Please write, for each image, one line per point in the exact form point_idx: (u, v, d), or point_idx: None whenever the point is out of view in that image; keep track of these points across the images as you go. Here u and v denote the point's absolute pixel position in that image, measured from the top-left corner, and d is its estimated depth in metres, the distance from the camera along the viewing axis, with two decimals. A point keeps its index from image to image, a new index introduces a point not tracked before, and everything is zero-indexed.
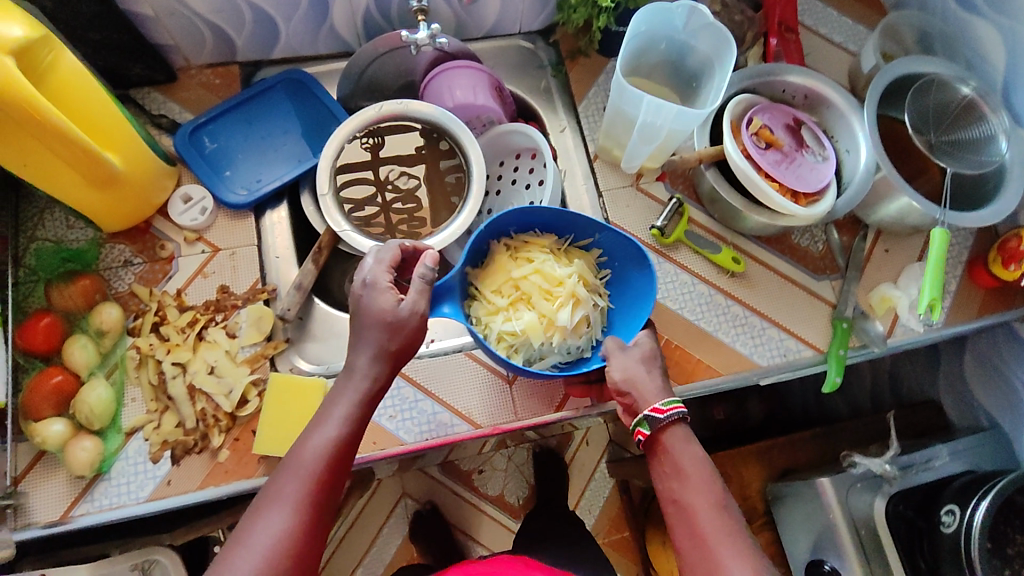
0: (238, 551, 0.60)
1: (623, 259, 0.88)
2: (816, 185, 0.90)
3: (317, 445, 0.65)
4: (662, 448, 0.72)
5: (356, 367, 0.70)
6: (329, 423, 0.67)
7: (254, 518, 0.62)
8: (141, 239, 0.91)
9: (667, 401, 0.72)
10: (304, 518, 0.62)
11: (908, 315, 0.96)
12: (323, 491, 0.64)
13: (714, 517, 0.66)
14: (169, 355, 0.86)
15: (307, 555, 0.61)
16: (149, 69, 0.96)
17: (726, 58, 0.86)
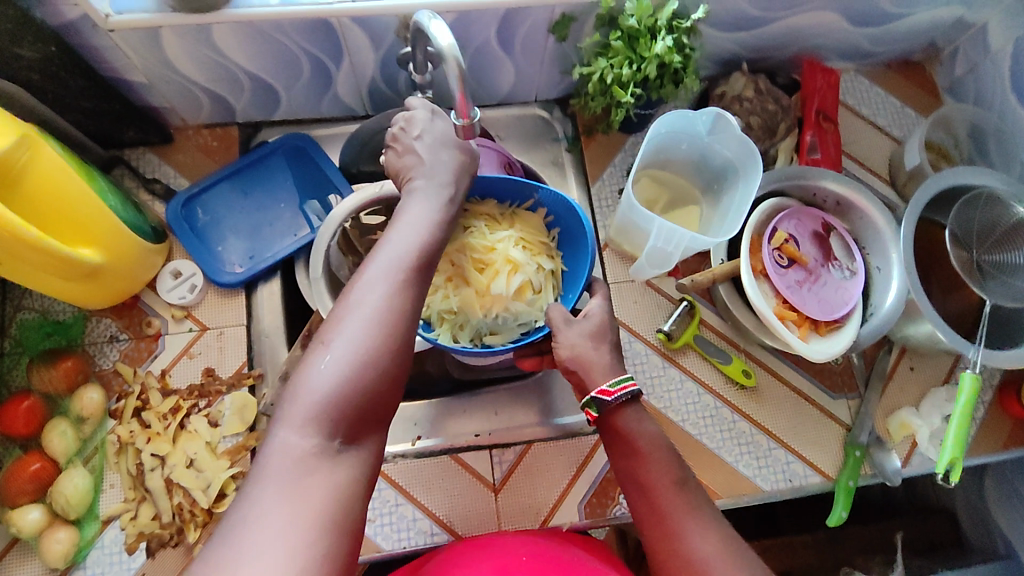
0: (345, 322, 0.55)
1: (573, 227, 0.83)
2: (840, 309, 0.83)
3: (412, 227, 0.61)
4: (618, 426, 0.69)
5: (434, 171, 0.66)
6: (375, 283, 0.57)
7: (355, 291, 0.57)
8: (128, 314, 0.89)
9: (616, 382, 0.70)
10: (409, 290, 0.58)
11: (926, 445, 0.90)
12: (422, 273, 0.60)
13: (678, 492, 0.65)
14: (149, 445, 0.84)
15: (410, 331, 0.57)
16: (142, 132, 0.92)
17: (750, 174, 0.80)
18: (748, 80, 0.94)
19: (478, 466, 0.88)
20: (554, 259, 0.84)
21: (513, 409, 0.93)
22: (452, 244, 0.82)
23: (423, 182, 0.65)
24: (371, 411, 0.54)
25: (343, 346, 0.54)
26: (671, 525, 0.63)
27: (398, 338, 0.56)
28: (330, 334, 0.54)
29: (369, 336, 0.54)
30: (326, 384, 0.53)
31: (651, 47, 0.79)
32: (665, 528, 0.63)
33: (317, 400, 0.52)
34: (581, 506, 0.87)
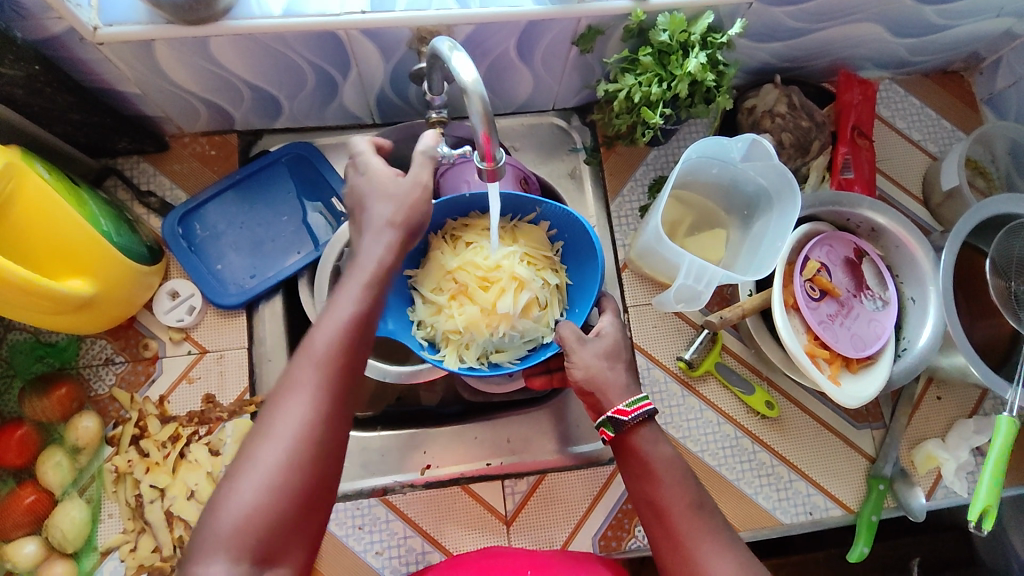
0: (261, 444, 0.51)
1: (580, 242, 0.77)
2: (872, 345, 0.79)
3: (336, 322, 0.55)
4: (631, 447, 0.62)
5: (365, 252, 0.60)
6: (296, 393, 0.52)
7: (273, 408, 0.52)
8: (124, 335, 0.85)
9: (632, 401, 0.62)
10: (328, 403, 0.53)
11: (952, 477, 0.87)
12: (348, 379, 0.54)
13: (693, 518, 0.58)
14: (148, 475, 0.80)
15: (334, 444, 0.52)
16: (136, 142, 0.87)
17: (786, 203, 0.76)
18: (780, 93, 0.89)
19: (489, 496, 0.85)
20: (558, 272, 0.80)
21: (527, 435, 0.89)
22: (454, 261, 0.77)
23: (360, 264, 0.59)
24: (294, 542, 0.50)
25: (255, 472, 0.50)
26: (688, 553, 0.57)
27: (323, 458, 0.51)
28: (245, 465, 0.50)
29: (284, 460, 0.50)
30: (237, 514, 0.48)
31: (684, 65, 0.74)
32: (682, 556, 0.57)
33: (228, 541, 0.48)
34: (596, 539, 0.84)
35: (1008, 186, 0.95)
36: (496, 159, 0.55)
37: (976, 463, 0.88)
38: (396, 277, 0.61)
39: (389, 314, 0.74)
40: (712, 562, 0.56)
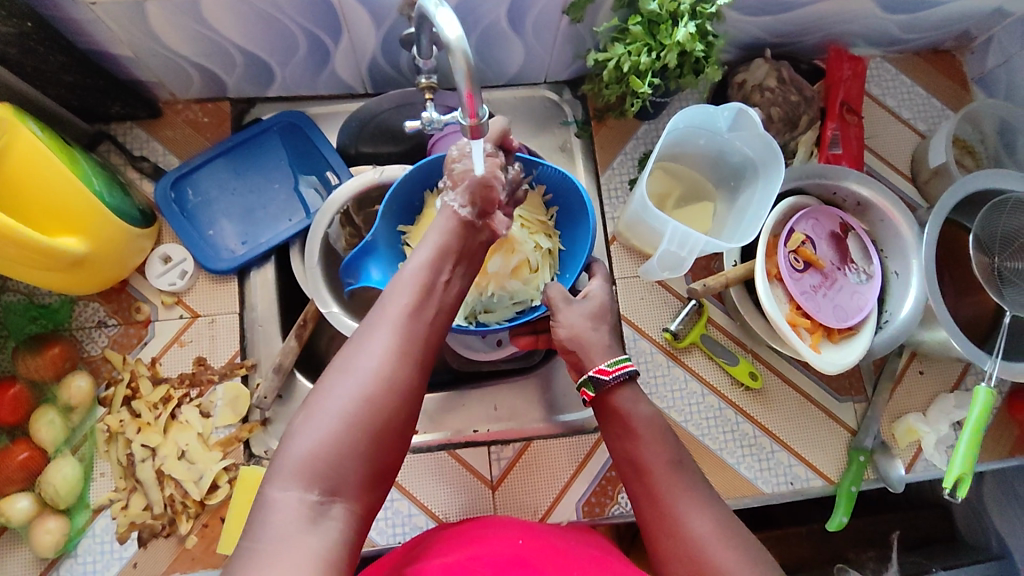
0: (339, 377, 0.52)
1: (574, 207, 0.79)
2: (854, 316, 0.81)
3: (414, 274, 0.59)
4: (613, 408, 0.64)
5: (439, 217, 0.65)
6: (377, 334, 0.55)
7: (353, 346, 0.54)
8: (117, 298, 0.86)
9: (613, 362, 0.65)
10: (406, 344, 0.55)
11: (932, 450, 0.88)
12: (427, 325, 0.57)
13: (672, 474, 0.59)
14: (139, 435, 0.82)
15: (412, 386, 0.54)
16: (129, 107, 0.88)
17: (771, 174, 0.77)
18: (770, 68, 0.89)
19: (475, 463, 0.86)
20: (552, 238, 0.82)
21: (514, 404, 0.91)
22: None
23: (436, 231, 0.64)
24: (365, 471, 0.50)
25: (338, 398, 0.51)
26: (664, 504, 0.58)
27: (401, 396, 0.53)
28: (321, 397, 0.51)
29: (361, 392, 0.51)
30: (314, 437, 0.49)
31: (672, 34, 0.75)
32: (659, 509, 0.58)
33: (305, 459, 0.49)
34: (579, 505, 0.85)
35: (995, 164, 0.95)
36: (479, 116, 0.57)
37: (956, 437, 0.89)
38: (469, 238, 0.65)
39: (377, 265, 0.78)
40: (689, 514, 0.57)
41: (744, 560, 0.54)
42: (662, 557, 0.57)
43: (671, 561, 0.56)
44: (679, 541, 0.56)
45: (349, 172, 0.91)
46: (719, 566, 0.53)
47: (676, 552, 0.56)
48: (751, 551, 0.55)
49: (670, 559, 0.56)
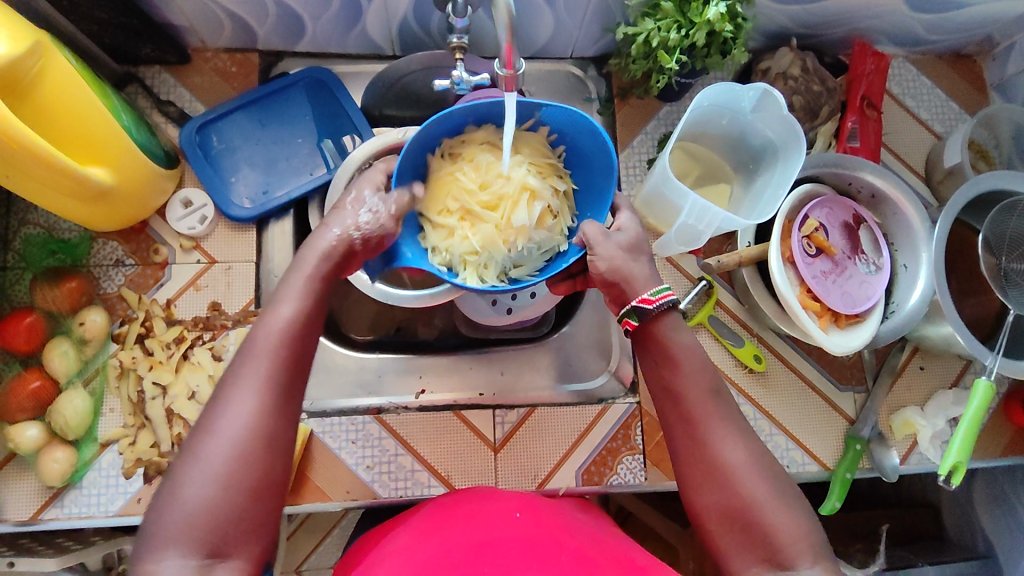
0: (207, 442, 0.52)
1: (586, 153, 0.73)
2: (861, 303, 0.82)
3: (282, 320, 0.57)
4: (653, 335, 0.63)
5: (309, 254, 0.62)
6: (241, 395, 0.53)
7: (217, 407, 0.53)
8: (136, 239, 0.87)
9: (656, 291, 0.63)
10: (274, 399, 0.54)
11: (927, 444, 0.90)
12: (294, 374, 0.56)
13: (710, 405, 0.60)
14: (151, 372, 0.83)
15: (281, 438, 0.54)
16: (159, 50, 0.88)
17: (790, 157, 0.77)
18: (795, 57, 0.90)
19: (479, 424, 0.88)
20: (564, 178, 0.76)
21: (520, 369, 0.93)
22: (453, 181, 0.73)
23: (293, 268, 0.61)
24: (247, 527, 0.51)
25: (205, 465, 0.51)
26: (700, 433, 0.59)
27: (270, 447, 0.53)
28: (191, 468, 0.51)
29: (232, 456, 0.51)
30: (189, 507, 0.50)
31: (703, 13, 0.77)
32: (695, 436, 0.60)
33: (182, 526, 0.49)
34: (579, 472, 0.87)
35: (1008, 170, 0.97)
36: (516, 67, 0.59)
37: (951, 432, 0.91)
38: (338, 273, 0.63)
39: (404, 243, 0.72)
40: (725, 443, 0.59)
41: (772, 493, 0.57)
42: (694, 480, 0.59)
43: (704, 483, 0.58)
44: (713, 469, 0.58)
45: (371, 131, 0.92)
46: (750, 494, 0.57)
47: (709, 476, 0.58)
48: (781, 485, 0.58)
49: (702, 482, 0.59)
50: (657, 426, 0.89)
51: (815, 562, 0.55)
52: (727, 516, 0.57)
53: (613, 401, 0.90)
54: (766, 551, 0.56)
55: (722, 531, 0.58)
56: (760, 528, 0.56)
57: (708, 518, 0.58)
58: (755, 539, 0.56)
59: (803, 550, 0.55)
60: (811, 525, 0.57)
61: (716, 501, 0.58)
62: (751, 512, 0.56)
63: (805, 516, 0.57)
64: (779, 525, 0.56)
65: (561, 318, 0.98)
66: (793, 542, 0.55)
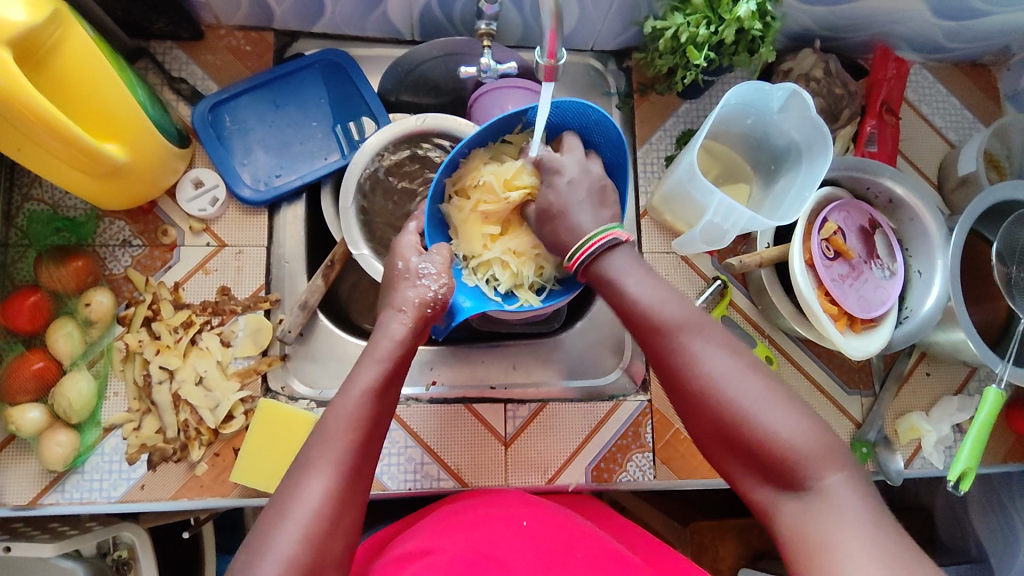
0: (279, 523, 0.56)
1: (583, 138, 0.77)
2: (876, 308, 0.83)
3: (353, 402, 0.62)
4: (601, 277, 0.66)
5: (384, 334, 0.68)
6: (313, 474, 0.58)
7: (292, 485, 0.58)
8: (143, 219, 0.85)
9: (572, 253, 0.67)
10: (342, 479, 0.58)
11: (931, 449, 0.91)
12: (362, 455, 0.61)
13: (684, 327, 0.61)
14: (158, 357, 0.81)
15: (345, 515, 0.58)
16: (172, 25, 0.85)
17: (815, 159, 0.77)
18: (818, 59, 0.90)
19: (490, 417, 0.87)
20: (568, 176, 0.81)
21: (532, 364, 0.92)
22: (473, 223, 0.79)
23: (369, 352, 0.66)
24: None
25: (278, 543, 0.55)
26: (677, 362, 0.61)
27: (334, 525, 0.57)
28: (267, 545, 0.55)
29: (301, 536, 0.55)
30: None
31: (734, 10, 0.76)
32: (673, 364, 0.61)
33: None
34: (588, 469, 0.87)
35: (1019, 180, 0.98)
36: (557, 57, 0.58)
37: (955, 439, 0.92)
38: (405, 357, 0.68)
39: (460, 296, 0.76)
40: (707, 363, 0.60)
41: (760, 396, 0.58)
42: (690, 409, 0.61)
43: (700, 408, 0.60)
44: (703, 394, 0.59)
45: (388, 117, 0.90)
46: (737, 408, 0.58)
47: (701, 401, 0.59)
48: (778, 395, 0.58)
49: (698, 409, 0.60)
50: (668, 425, 0.89)
51: (830, 469, 0.55)
52: (730, 437, 0.58)
53: (624, 399, 0.90)
54: (777, 463, 0.56)
55: (729, 451, 0.59)
56: (765, 441, 0.56)
57: (715, 443, 0.60)
58: (763, 454, 0.57)
59: (805, 454, 0.56)
60: (820, 430, 0.57)
61: (714, 425, 0.59)
62: (749, 429, 0.57)
63: (811, 421, 0.57)
64: (784, 435, 0.56)
65: (573, 314, 0.97)
66: (801, 452, 0.56)
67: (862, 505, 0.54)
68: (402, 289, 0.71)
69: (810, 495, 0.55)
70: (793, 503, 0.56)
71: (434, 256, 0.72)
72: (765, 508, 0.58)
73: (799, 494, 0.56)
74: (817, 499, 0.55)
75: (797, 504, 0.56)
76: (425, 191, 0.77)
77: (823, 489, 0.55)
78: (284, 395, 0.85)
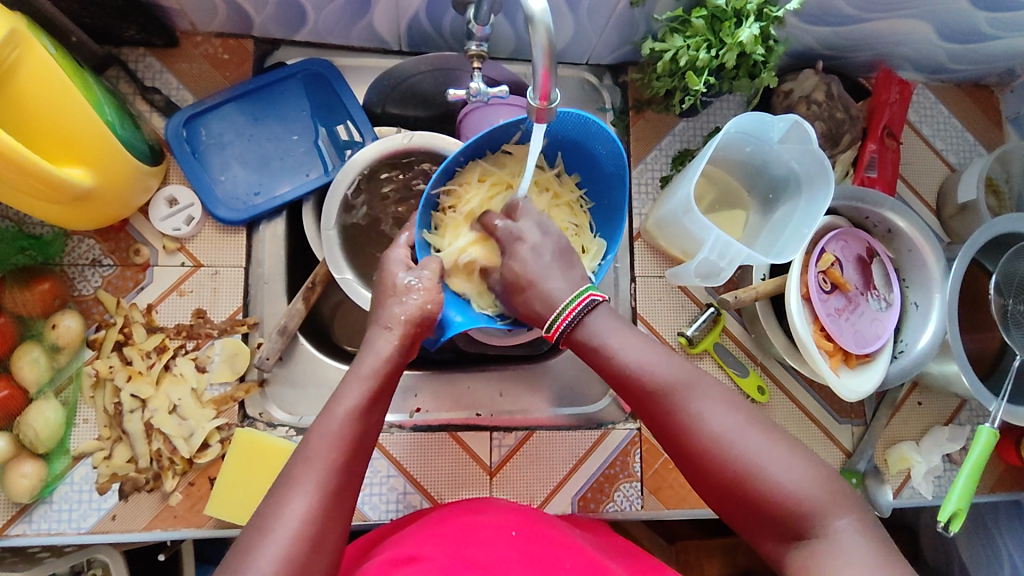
0: (260, 541, 0.52)
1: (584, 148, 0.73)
2: (872, 341, 0.81)
3: (337, 419, 0.58)
4: (584, 343, 0.63)
5: (370, 353, 0.65)
6: (297, 492, 0.54)
7: (271, 507, 0.54)
8: (115, 237, 0.81)
9: (556, 314, 0.64)
10: (326, 496, 0.55)
11: (920, 479, 0.90)
12: (346, 473, 0.57)
13: (680, 386, 0.59)
14: (129, 384, 0.78)
15: (323, 541, 0.54)
16: (144, 32, 0.81)
17: (816, 193, 0.75)
18: (819, 81, 0.88)
19: (474, 446, 0.85)
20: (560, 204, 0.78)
21: (520, 391, 0.90)
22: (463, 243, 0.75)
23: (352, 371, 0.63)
24: None
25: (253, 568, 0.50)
26: (677, 420, 0.58)
27: (315, 547, 0.53)
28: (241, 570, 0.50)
29: (279, 557, 0.51)
30: None
31: (735, 34, 0.73)
32: (674, 423, 0.58)
33: None
34: (574, 499, 0.85)
35: None
36: (550, 98, 0.55)
37: (944, 469, 0.91)
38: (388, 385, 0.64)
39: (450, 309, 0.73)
40: (708, 420, 0.57)
41: (770, 441, 0.55)
42: (690, 467, 0.58)
43: (701, 465, 0.57)
44: (707, 452, 0.56)
45: (373, 132, 0.87)
46: (748, 453, 0.55)
47: (704, 459, 0.56)
48: (784, 443, 0.55)
49: (700, 468, 0.57)
50: (656, 454, 0.87)
51: (837, 516, 0.53)
52: (735, 492, 0.55)
53: (613, 427, 0.88)
54: (785, 515, 0.53)
55: (734, 501, 0.56)
56: (774, 490, 0.53)
57: (718, 498, 0.57)
58: (771, 504, 0.54)
59: (817, 504, 0.53)
60: (829, 480, 0.54)
61: (718, 480, 0.56)
62: (755, 482, 0.54)
63: (817, 469, 0.54)
64: (791, 488, 0.53)
65: None
66: (810, 501, 0.53)
67: (872, 551, 0.51)
68: (389, 306, 0.68)
69: (815, 544, 0.53)
70: (799, 551, 0.53)
71: (422, 273, 0.70)
72: (773, 557, 0.55)
73: (805, 542, 0.53)
74: (824, 548, 0.52)
75: (805, 551, 0.53)
76: (412, 212, 0.73)
77: (828, 540, 0.52)
78: (261, 422, 0.82)
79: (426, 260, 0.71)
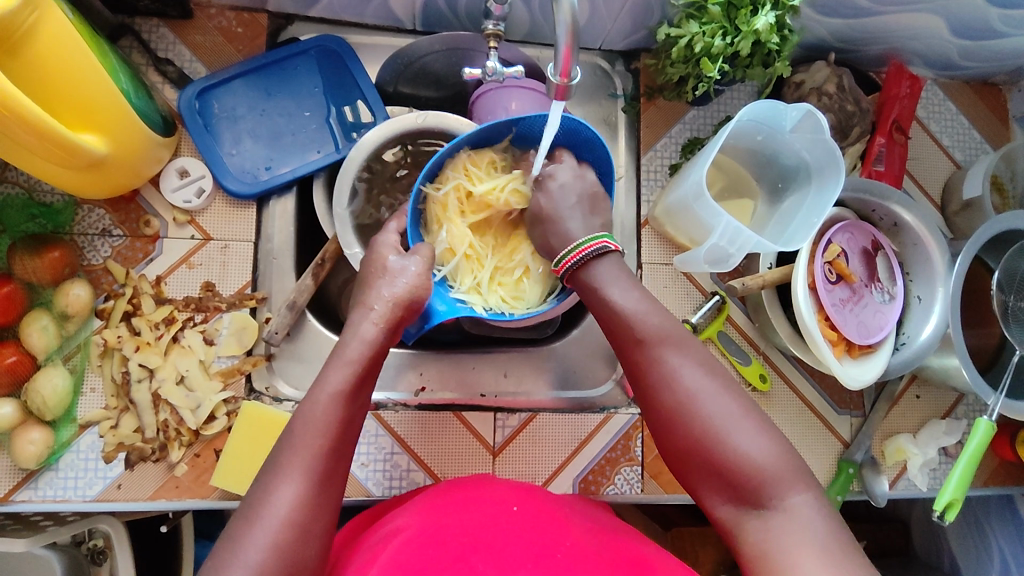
0: (247, 532, 0.52)
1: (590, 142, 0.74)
2: (875, 333, 0.82)
3: (322, 404, 0.58)
4: (588, 287, 0.65)
5: (354, 336, 0.65)
6: (286, 479, 0.54)
7: (262, 492, 0.54)
8: (125, 208, 0.81)
9: (561, 256, 0.67)
10: (315, 483, 0.55)
11: (916, 471, 0.91)
12: (335, 458, 0.57)
13: (662, 343, 0.60)
14: (137, 354, 0.78)
15: (314, 518, 0.54)
16: (159, 3, 0.81)
17: (826, 183, 0.75)
18: (831, 73, 0.88)
19: (480, 427, 0.86)
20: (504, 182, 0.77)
21: (523, 373, 0.91)
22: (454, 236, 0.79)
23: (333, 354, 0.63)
24: None
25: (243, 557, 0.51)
26: (653, 375, 0.60)
27: (310, 524, 0.54)
28: (235, 560, 0.51)
29: (270, 543, 0.52)
30: None
31: (751, 22, 0.73)
32: (652, 378, 0.60)
33: None
34: (576, 480, 0.86)
35: None
36: (570, 77, 0.55)
37: (940, 462, 0.92)
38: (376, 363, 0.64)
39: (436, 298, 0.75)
40: (684, 378, 0.58)
41: (735, 409, 0.57)
42: (661, 422, 0.60)
43: (672, 425, 0.59)
44: (676, 410, 0.58)
45: (384, 109, 0.86)
46: (713, 421, 0.57)
47: (674, 415, 0.58)
48: (750, 414, 0.57)
49: (669, 425, 0.59)
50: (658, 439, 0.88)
51: (795, 489, 0.54)
52: (699, 454, 0.57)
53: (616, 411, 0.89)
54: (743, 481, 0.55)
55: (700, 469, 0.58)
56: (732, 458, 0.55)
57: (685, 466, 0.59)
58: (731, 472, 0.56)
59: (775, 474, 0.54)
60: (788, 451, 0.56)
61: (684, 442, 0.58)
62: (719, 446, 0.56)
63: (779, 442, 0.56)
64: (752, 455, 0.55)
65: (567, 322, 0.95)
66: (768, 472, 0.55)
67: (824, 526, 0.53)
68: (378, 287, 0.68)
69: (773, 513, 0.54)
70: (754, 523, 0.55)
71: (414, 258, 0.70)
72: (729, 527, 0.57)
73: (760, 512, 0.55)
74: (779, 519, 0.54)
75: (759, 522, 0.55)
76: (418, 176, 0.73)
77: (783, 509, 0.54)
78: (268, 396, 0.83)
79: (418, 246, 0.72)
